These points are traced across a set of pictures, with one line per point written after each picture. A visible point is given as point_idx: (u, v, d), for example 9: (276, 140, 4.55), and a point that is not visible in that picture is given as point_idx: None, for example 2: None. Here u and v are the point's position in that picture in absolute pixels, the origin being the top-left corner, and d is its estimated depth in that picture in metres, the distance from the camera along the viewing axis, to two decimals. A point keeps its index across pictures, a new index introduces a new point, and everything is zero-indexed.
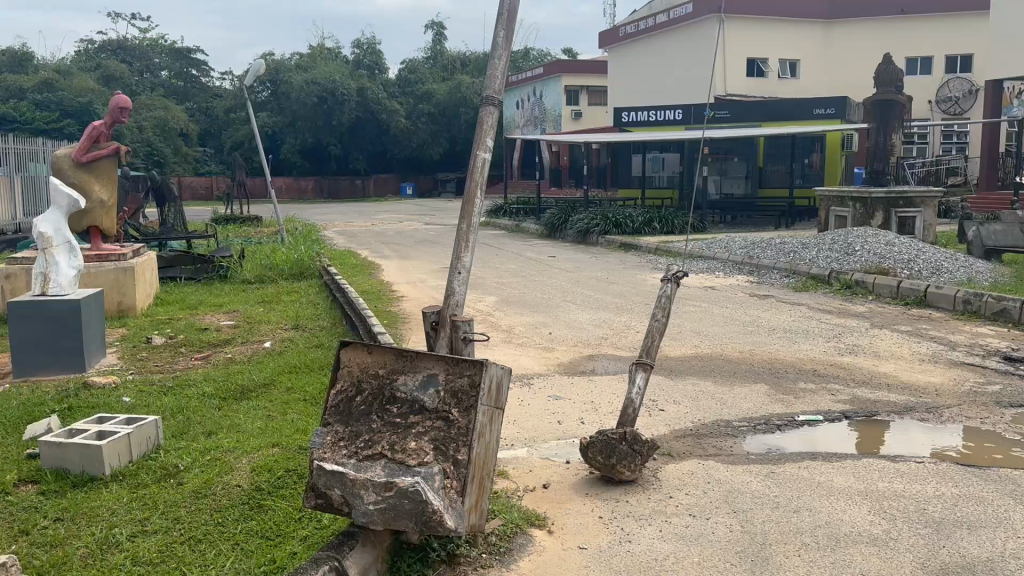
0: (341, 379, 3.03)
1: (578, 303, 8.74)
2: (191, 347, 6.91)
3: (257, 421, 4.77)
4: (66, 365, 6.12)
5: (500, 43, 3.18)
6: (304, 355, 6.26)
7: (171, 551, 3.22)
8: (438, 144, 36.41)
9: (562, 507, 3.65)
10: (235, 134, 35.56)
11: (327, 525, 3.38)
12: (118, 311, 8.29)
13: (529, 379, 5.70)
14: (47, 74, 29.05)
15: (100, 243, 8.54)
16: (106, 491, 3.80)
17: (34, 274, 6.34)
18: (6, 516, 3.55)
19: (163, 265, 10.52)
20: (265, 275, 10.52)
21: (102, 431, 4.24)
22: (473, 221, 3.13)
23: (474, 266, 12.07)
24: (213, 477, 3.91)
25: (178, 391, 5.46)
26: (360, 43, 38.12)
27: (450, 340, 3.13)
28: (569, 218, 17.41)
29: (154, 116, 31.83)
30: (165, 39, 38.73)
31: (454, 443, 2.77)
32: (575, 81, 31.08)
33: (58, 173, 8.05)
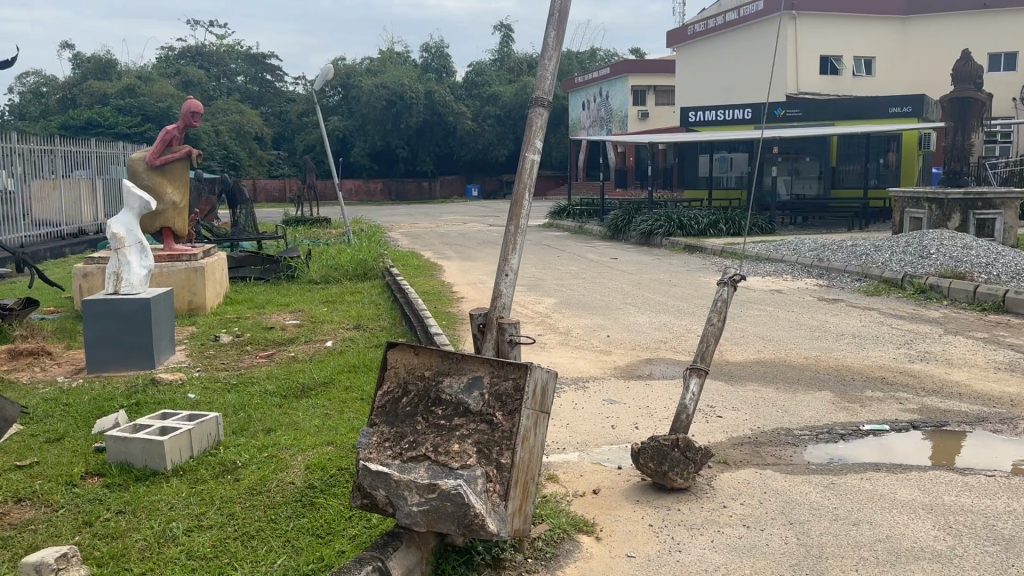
0: (387, 379, 3.08)
1: (638, 306, 8.64)
2: (256, 345, 7.08)
3: (315, 420, 4.85)
4: (136, 361, 6.34)
5: (551, 44, 3.15)
6: (363, 355, 6.33)
7: (225, 546, 3.30)
8: (503, 145, 36.56)
9: (611, 513, 3.60)
10: (306, 138, 36.39)
11: (376, 524, 3.40)
12: (189, 310, 8.54)
13: (585, 382, 5.65)
14: (129, 80, 30.22)
15: (173, 243, 8.82)
16: (166, 485, 3.91)
17: (107, 273, 6.59)
18: (73, 507, 3.69)
19: (233, 265, 10.80)
20: (330, 275, 10.72)
21: (165, 426, 4.38)
22: (521, 222, 3.11)
23: (536, 267, 12.05)
24: (269, 474, 3.99)
25: (241, 388, 5.60)
26: (429, 46, 38.53)
27: (496, 342, 3.13)
28: (632, 219, 17.30)
29: (230, 120, 32.82)
30: (241, 46, 39.92)
31: (497, 446, 2.76)
32: (642, 82, 30.81)
33: (133, 175, 8.34)
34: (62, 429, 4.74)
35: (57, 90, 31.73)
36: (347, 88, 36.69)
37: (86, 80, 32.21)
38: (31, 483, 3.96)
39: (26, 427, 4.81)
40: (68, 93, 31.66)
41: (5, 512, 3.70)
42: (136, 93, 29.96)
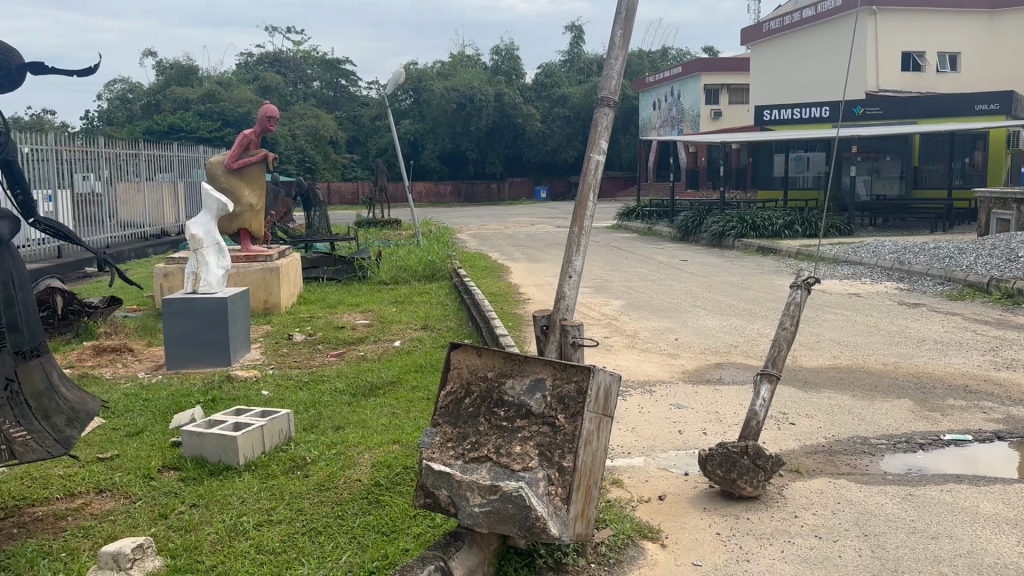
0: (450, 380, 3.09)
1: (708, 309, 8.48)
2: (327, 344, 7.21)
3: (382, 418, 4.90)
4: (213, 358, 6.54)
5: (617, 43, 3.12)
6: (430, 355, 6.39)
7: (293, 542, 3.36)
8: (572, 147, 36.44)
9: (677, 520, 3.54)
10: (379, 141, 36.97)
11: (440, 524, 3.42)
12: (264, 308, 8.77)
13: (652, 386, 5.57)
14: (210, 86, 31.20)
15: (250, 244, 9.08)
16: (239, 479, 4.01)
17: (187, 273, 6.83)
18: (150, 499, 3.83)
19: (307, 265, 11.03)
20: (400, 276, 10.86)
21: (238, 422, 4.49)
22: (585, 223, 3.08)
23: (604, 269, 11.94)
24: (337, 471, 4.05)
25: (312, 386, 5.71)
26: (499, 49, 38.66)
27: (560, 345, 3.11)
28: (703, 221, 17.03)
29: (306, 125, 33.69)
30: (317, 51, 40.84)
31: (560, 449, 2.74)
32: (714, 81, 30.30)
33: (213, 179, 8.60)
34: (142, 424, 4.92)
35: (142, 96, 32.95)
36: (419, 91, 37.08)
37: (170, 86, 33.32)
38: (111, 475, 4.13)
39: (108, 421, 5.01)
40: (152, 99, 32.81)
41: (89, 502, 3.86)
42: (216, 99, 30.94)
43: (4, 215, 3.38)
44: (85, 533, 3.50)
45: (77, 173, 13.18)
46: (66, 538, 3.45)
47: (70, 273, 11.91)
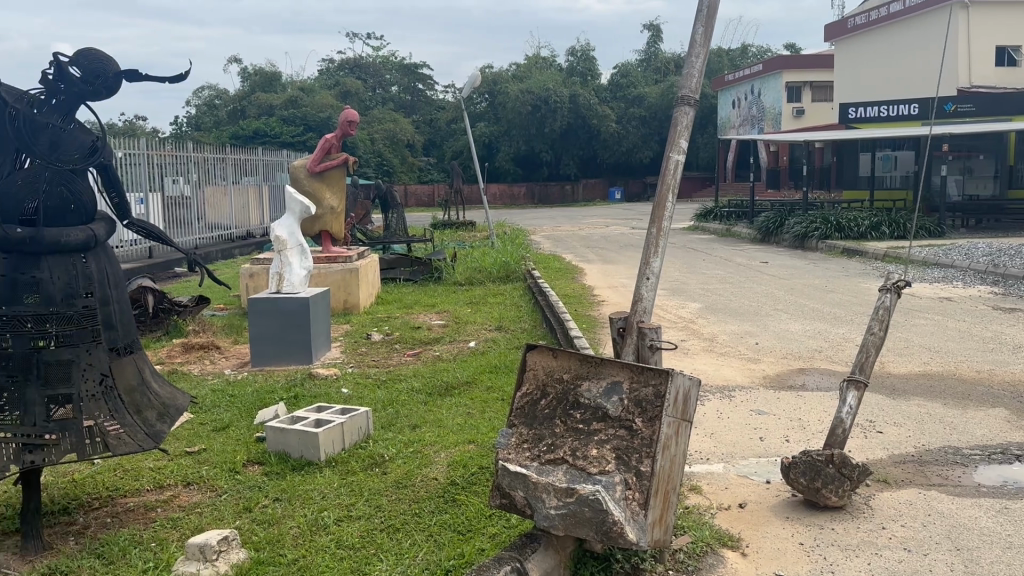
0: (526, 381, 3.08)
1: (790, 313, 8.25)
2: (404, 344, 7.31)
3: (458, 418, 4.94)
4: (295, 356, 6.71)
5: (697, 42, 3.07)
6: (505, 356, 6.42)
7: (371, 538, 3.41)
8: (648, 147, 36.07)
9: (758, 529, 3.45)
10: (455, 144, 37.34)
11: (516, 525, 3.42)
12: (344, 308, 8.95)
13: (731, 391, 5.46)
14: (293, 92, 32.12)
15: (330, 245, 9.29)
16: (319, 475, 4.10)
17: (272, 273, 7.04)
18: (235, 493, 3.94)
19: (385, 266, 11.22)
20: (476, 277, 10.93)
21: (319, 419, 4.59)
22: (664, 224, 3.03)
23: (681, 271, 11.77)
24: (414, 469, 4.10)
25: (390, 385, 5.80)
26: (575, 50, 38.53)
27: (636, 347, 3.07)
28: (785, 222, 16.63)
29: (384, 129, 34.27)
30: (395, 56, 41.52)
31: (637, 453, 2.70)
32: (796, 78, 29.54)
33: (296, 182, 8.83)
34: (228, 419, 5.08)
35: (229, 103, 34.13)
36: (494, 94, 37.24)
37: (255, 93, 34.39)
38: (199, 468, 4.27)
39: (195, 416, 5.19)
40: (238, 105, 33.94)
41: (177, 494, 4.01)
42: (298, 104, 31.80)
43: (101, 217, 3.54)
44: (173, 524, 3.62)
45: (168, 177, 13.72)
46: (156, 528, 3.58)
47: (162, 273, 12.41)
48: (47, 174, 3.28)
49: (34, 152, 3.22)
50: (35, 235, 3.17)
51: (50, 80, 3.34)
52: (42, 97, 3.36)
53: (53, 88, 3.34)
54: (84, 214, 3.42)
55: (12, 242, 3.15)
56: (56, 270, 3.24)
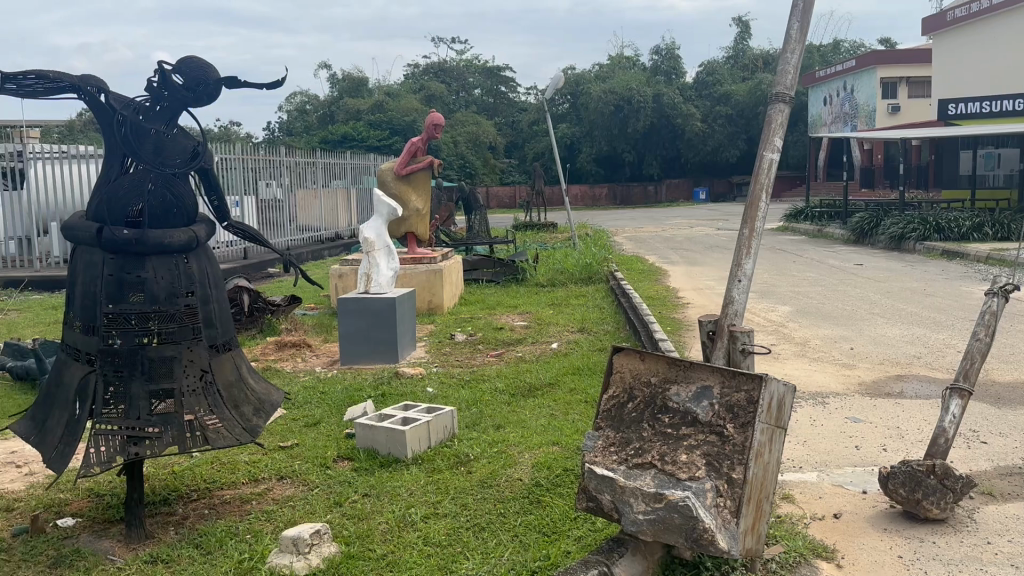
0: (613, 384, 3.04)
1: (886, 317, 7.94)
2: (487, 344, 7.36)
3: (541, 419, 4.94)
4: (382, 355, 6.83)
5: (794, 36, 2.98)
6: (589, 358, 6.38)
7: (458, 537, 3.43)
8: (735, 146, 35.29)
9: (854, 540, 3.32)
10: (537, 145, 37.38)
11: (602, 528, 3.39)
12: (428, 309, 9.09)
13: (824, 398, 5.28)
14: (379, 97, 32.77)
15: (415, 247, 9.45)
16: (406, 473, 4.16)
17: (360, 274, 7.21)
18: (326, 488, 4.04)
19: (468, 267, 11.33)
20: (559, 278, 10.92)
21: (406, 417, 4.66)
22: (757, 225, 2.95)
23: (770, 273, 11.48)
24: (498, 469, 4.11)
25: (474, 385, 5.83)
26: (659, 49, 37.99)
27: (727, 351, 2.98)
28: (880, 223, 16.04)
29: (467, 132, 34.57)
30: (479, 60, 41.86)
31: (728, 460, 2.64)
32: (893, 74, 28.40)
33: (383, 184, 9.00)
34: (319, 415, 5.22)
35: (319, 108, 35.02)
36: (576, 95, 37.10)
37: (343, 98, 35.25)
38: (292, 463, 4.40)
39: (289, 412, 5.36)
40: (327, 110, 34.84)
41: (271, 487, 4.13)
42: (384, 108, 32.36)
43: (202, 219, 3.68)
44: (267, 517, 3.73)
45: (261, 180, 14.20)
46: (251, 520, 3.70)
47: (256, 273, 12.85)
48: (152, 177, 3.43)
49: (140, 157, 3.37)
50: (140, 236, 3.32)
51: (155, 87, 3.48)
52: (147, 105, 3.51)
53: (157, 94, 3.48)
54: (187, 216, 3.57)
55: (120, 244, 3.31)
56: (159, 270, 3.39)
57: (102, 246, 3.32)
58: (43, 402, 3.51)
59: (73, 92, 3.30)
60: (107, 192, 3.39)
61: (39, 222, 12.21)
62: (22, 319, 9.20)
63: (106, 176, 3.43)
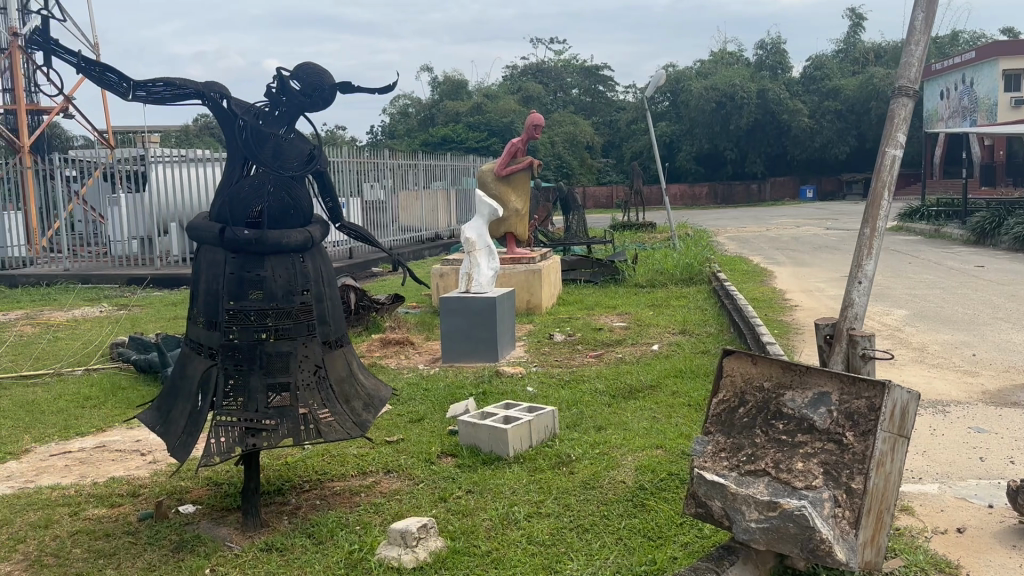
0: (723, 388, 2.97)
1: (1012, 322, 7.47)
2: (587, 344, 7.34)
3: (644, 422, 4.87)
4: (482, 354, 6.90)
5: (918, 26, 2.84)
6: (691, 360, 6.27)
7: (562, 536, 3.43)
8: (845, 142, 33.94)
9: (980, 556, 3.14)
10: (635, 144, 36.89)
11: (709, 535, 3.32)
12: (527, 308, 9.14)
13: (945, 407, 5.01)
14: (478, 99, 33.13)
15: (515, 247, 9.52)
16: (509, 470, 4.19)
17: (461, 273, 7.32)
18: (430, 482, 4.12)
19: (567, 267, 11.34)
20: (659, 279, 10.77)
21: (508, 415, 4.70)
22: (879, 225, 2.83)
23: (884, 275, 10.97)
24: (601, 471, 4.08)
25: (574, 385, 5.83)
26: (764, 43, 36.93)
27: (847, 355, 2.87)
28: (1004, 223, 15.10)
29: (564, 132, 34.35)
30: (578, 59, 41.75)
31: (848, 469, 2.55)
32: (1015, 65, 26.74)
33: (483, 185, 9.10)
34: (423, 412, 5.33)
35: (419, 111, 35.63)
36: (677, 92, 36.53)
37: (443, 100, 35.76)
38: (397, 458, 4.50)
39: (394, 407, 5.50)
40: (428, 112, 35.45)
41: (379, 480, 4.24)
42: (483, 110, 32.60)
43: (317, 221, 3.81)
44: (375, 509, 3.83)
45: (366, 183, 14.61)
46: (360, 512, 3.80)
47: (360, 272, 13.22)
48: (271, 179, 3.58)
49: (259, 160, 3.51)
50: (259, 237, 3.46)
51: (274, 93, 3.63)
52: (267, 110, 3.66)
53: (276, 100, 3.62)
54: (303, 217, 3.71)
55: (241, 244, 3.46)
56: (277, 269, 3.52)
57: (224, 246, 3.49)
58: (169, 394, 3.70)
59: (197, 98, 3.47)
60: (229, 194, 3.55)
61: (160, 223, 12.84)
62: (145, 314, 9.77)
63: (228, 179, 3.60)
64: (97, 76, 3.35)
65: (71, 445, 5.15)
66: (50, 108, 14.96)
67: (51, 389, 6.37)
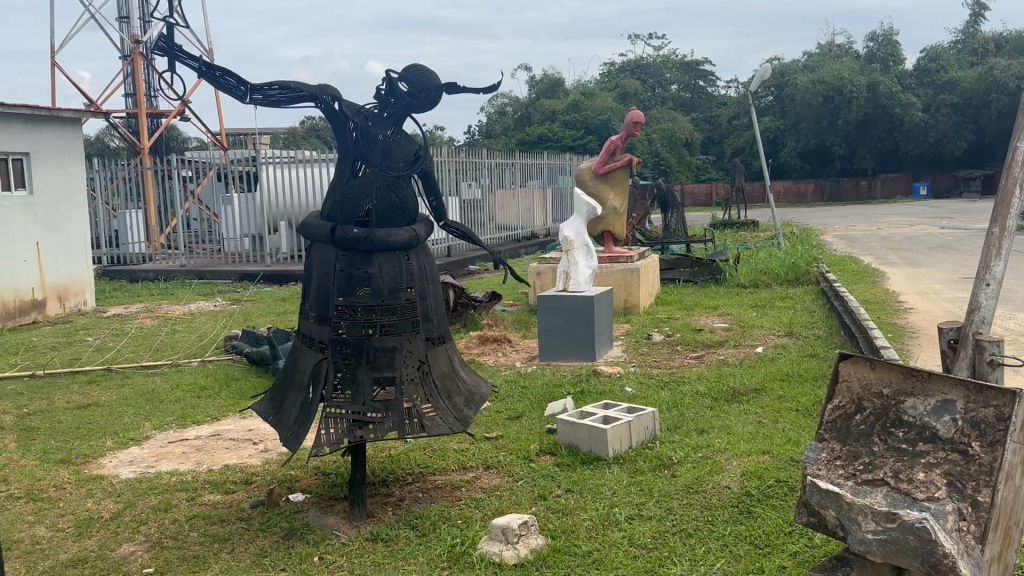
0: (839, 394, 2.86)
1: None
2: (686, 345, 7.21)
3: (748, 426, 4.76)
4: (579, 353, 6.88)
5: None
6: (799, 364, 6.07)
7: (664, 540, 3.39)
8: (962, 137, 32.17)
9: None
10: (736, 140, 35.89)
11: (821, 545, 3.22)
12: (624, 307, 9.08)
13: None
14: (575, 96, 32.85)
15: (613, 245, 9.45)
16: (608, 471, 4.17)
17: (559, 272, 7.33)
18: (530, 480, 4.14)
19: (665, 267, 11.21)
20: (763, 279, 10.48)
21: (608, 416, 4.66)
22: (1009, 224, 2.68)
23: (1007, 277, 10.35)
24: (705, 475, 4.00)
25: (675, 387, 5.73)
26: (875, 35, 35.39)
27: (972, 361, 2.72)
28: None
29: (662, 128, 33.81)
30: (677, 54, 41.09)
31: (974, 481, 2.43)
32: None
33: (581, 183, 9.07)
34: (521, 409, 5.36)
35: (516, 110, 35.81)
36: (781, 86, 35.47)
37: (539, 99, 35.78)
38: (496, 454, 4.55)
39: (493, 403, 5.56)
40: (525, 111, 35.61)
41: (479, 475, 4.29)
42: (580, 107, 32.43)
43: (423, 219, 3.88)
44: (476, 504, 3.88)
45: (463, 182, 14.79)
46: (462, 506, 3.86)
47: (458, 270, 13.41)
48: (379, 179, 3.66)
49: (368, 160, 3.60)
50: (368, 235, 3.56)
51: (383, 94, 3.71)
52: (376, 111, 3.74)
53: (385, 101, 3.71)
54: (409, 216, 3.78)
55: (350, 241, 3.56)
56: (384, 266, 3.61)
57: (335, 244, 3.60)
58: (281, 386, 3.85)
59: (311, 101, 3.58)
60: (341, 194, 3.67)
61: (270, 221, 13.37)
62: (256, 308, 10.19)
63: (340, 180, 3.71)
64: (218, 80, 3.51)
65: (188, 433, 5.43)
66: (168, 111, 15.77)
67: (170, 379, 6.73)
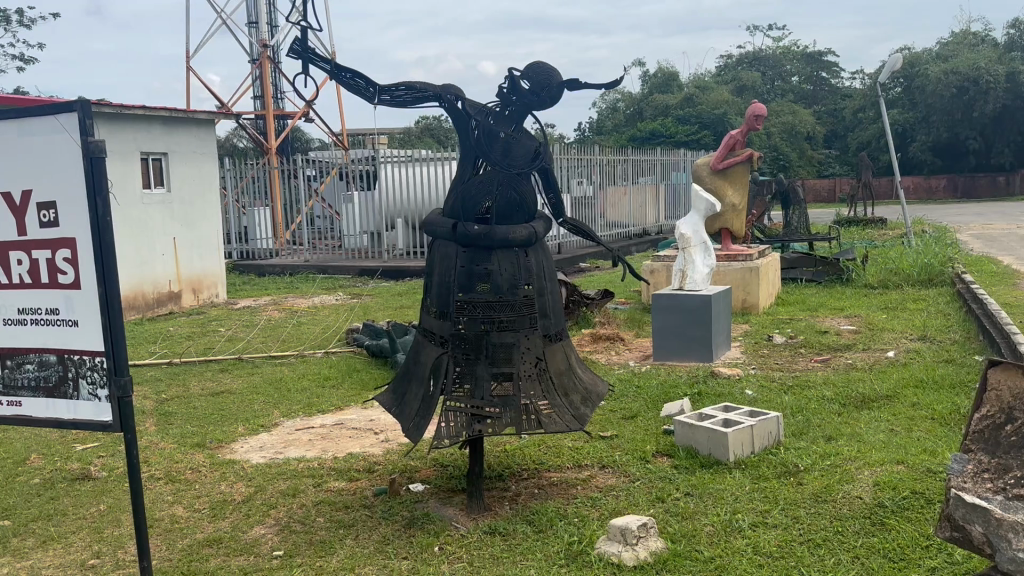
0: (987, 402, 2.67)
1: None
2: (810, 348, 6.95)
3: (880, 434, 4.53)
4: (696, 353, 6.75)
5: None
6: (933, 370, 5.73)
7: (791, 549, 3.28)
8: None
9: None
10: (861, 135, 34.29)
11: (962, 562, 3.05)
12: (742, 307, 8.83)
13: None
14: (690, 91, 32.22)
15: (730, 244, 9.22)
16: (729, 476, 4.07)
17: (675, 270, 7.21)
18: (647, 481, 4.09)
19: (786, 266, 10.86)
20: (893, 280, 9.96)
21: (727, 419, 4.55)
22: None
23: None
24: (835, 485, 3.84)
25: (798, 391, 5.54)
26: (1017, 21, 33.01)
27: None
28: None
29: (782, 122, 32.70)
30: (799, 45, 39.63)
31: None
32: None
33: (699, 179, 8.89)
34: (637, 409, 5.30)
35: (629, 106, 35.45)
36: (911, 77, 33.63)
37: (652, 94, 35.29)
38: (612, 453, 4.52)
39: (608, 402, 5.53)
40: (639, 106, 35.17)
41: (594, 474, 4.27)
42: (694, 102, 31.78)
43: (541, 216, 3.90)
44: (593, 503, 3.86)
45: (573, 179, 14.78)
46: (579, 504, 3.85)
47: (570, 267, 13.40)
48: (500, 176, 3.69)
49: (489, 158, 3.65)
50: (488, 232, 3.60)
51: (504, 92, 3.73)
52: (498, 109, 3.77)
53: (506, 99, 3.72)
54: (529, 213, 3.80)
55: (471, 238, 3.62)
56: (503, 262, 3.65)
57: (456, 241, 3.67)
58: (404, 378, 3.94)
59: (435, 100, 3.66)
60: (463, 191, 3.73)
61: (388, 218, 13.75)
62: (375, 303, 10.50)
63: (461, 178, 3.77)
64: (348, 81, 3.65)
65: (314, 421, 5.65)
66: (294, 113, 16.46)
67: (297, 369, 7.03)
